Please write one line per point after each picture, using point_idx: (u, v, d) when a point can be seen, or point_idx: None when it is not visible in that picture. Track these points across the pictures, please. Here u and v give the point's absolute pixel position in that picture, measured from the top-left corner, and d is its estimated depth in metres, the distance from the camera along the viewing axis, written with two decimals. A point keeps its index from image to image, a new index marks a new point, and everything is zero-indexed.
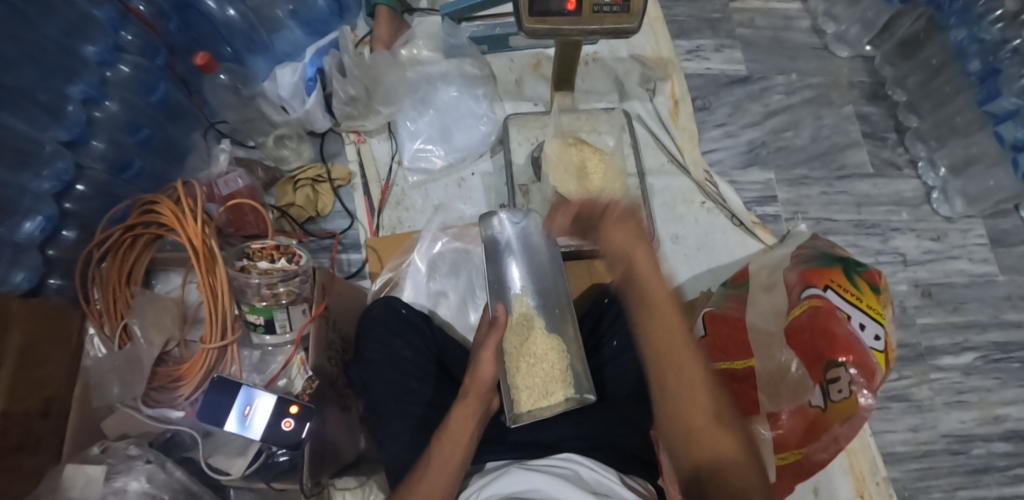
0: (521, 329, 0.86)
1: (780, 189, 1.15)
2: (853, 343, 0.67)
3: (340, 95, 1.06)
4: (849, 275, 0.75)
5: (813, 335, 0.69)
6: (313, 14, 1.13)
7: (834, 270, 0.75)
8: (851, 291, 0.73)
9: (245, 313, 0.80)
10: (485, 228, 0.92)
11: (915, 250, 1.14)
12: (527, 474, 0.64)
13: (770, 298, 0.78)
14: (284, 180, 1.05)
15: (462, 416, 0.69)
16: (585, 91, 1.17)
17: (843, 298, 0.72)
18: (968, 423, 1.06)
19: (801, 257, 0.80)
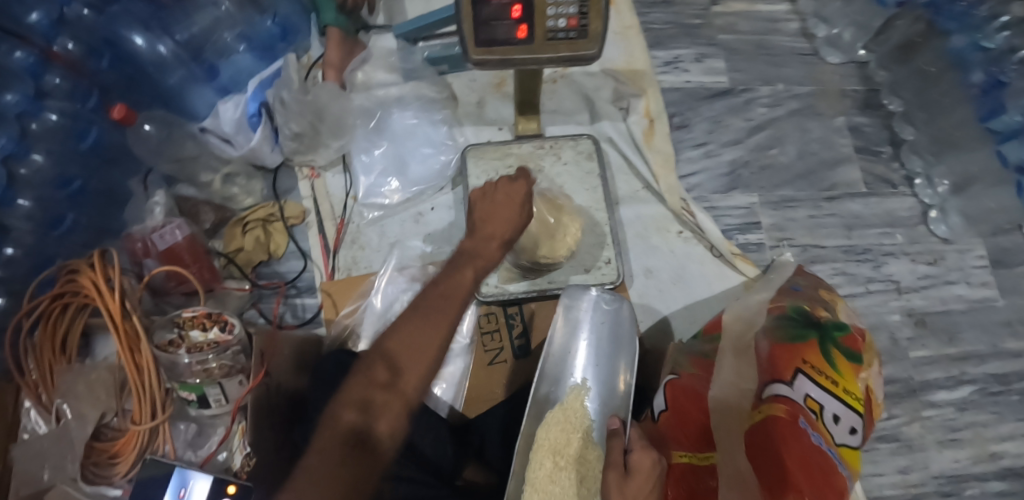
0: (563, 419, 0.82)
1: (764, 214, 1.07)
2: (818, 458, 0.61)
3: (284, 132, 1.00)
4: (825, 351, 0.71)
5: (774, 447, 0.61)
6: (256, 34, 1.06)
7: (809, 348, 0.71)
8: (826, 374, 0.69)
9: (176, 389, 0.77)
10: (566, 296, 0.90)
11: (910, 276, 1.07)
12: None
13: (740, 367, 0.71)
14: (233, 222, 1.00)
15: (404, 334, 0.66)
16: (551, 111, 1.10)
17: (817, 386, 0.68)
18: (962, 462, 1.00)
19: (778, 319, 0.76)
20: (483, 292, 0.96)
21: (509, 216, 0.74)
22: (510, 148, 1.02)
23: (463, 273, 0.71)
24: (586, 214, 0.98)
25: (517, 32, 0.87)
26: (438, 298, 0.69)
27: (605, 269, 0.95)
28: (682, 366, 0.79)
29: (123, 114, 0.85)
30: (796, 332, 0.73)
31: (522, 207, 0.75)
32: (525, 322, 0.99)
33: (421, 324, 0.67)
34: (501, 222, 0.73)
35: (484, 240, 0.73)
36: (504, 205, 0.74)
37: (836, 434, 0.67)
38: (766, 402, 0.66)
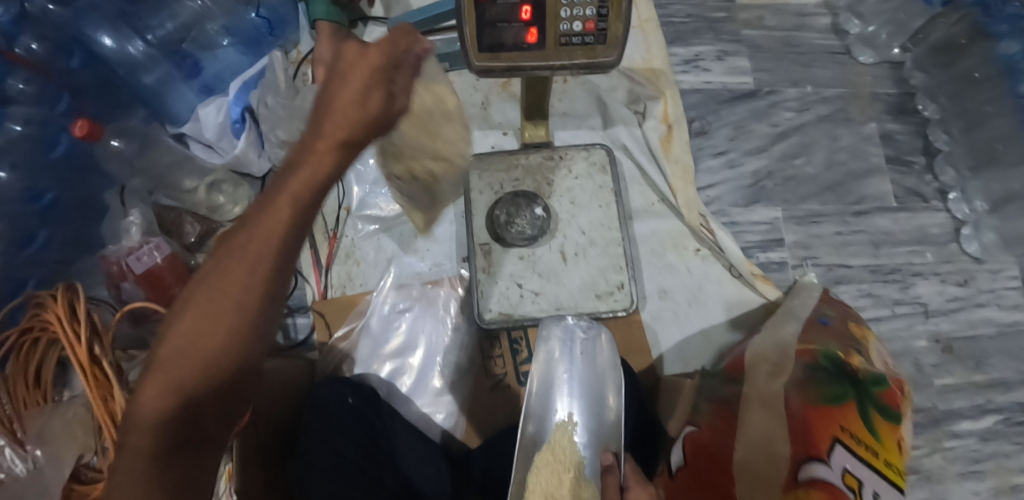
0: (553, 460, 0.75)
1: (787, 230, 1.00)
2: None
3: (269, 139, 0.92)
4: (863, 416, 0.66)
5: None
6: (241, 26, 0.97)
7: (847, 412, 0.65)
8: (865, 443, 0.63)
9: None
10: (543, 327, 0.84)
11: (938, 297, 1.01)
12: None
13: (766, 425, 0.66)
14: (220, 236, 0.93)
15: (239, 267, 0.47)
16: (562, 113, 1.02)
17: (857, 461, 0.61)
18: (983, 494, 0.95)
19: (809, 369, 0.70)
20: (487, 319, 0.86)
21: (361, 89, 0.49)
22: (517, 159, 0.92)
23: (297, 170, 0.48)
24: (598, 233, 0.89)
25: (528, 36, 0.77)
26: (265, 230, 0.47)
27: (618, 294, 0.87)
28: (701, 416, 0.75)
29: (86, 131, 0.80)
30: (832, 390, 0.67)
31: (374, 88, 0.50)
32: (529, 347, 0.93)
33: (245, 267, 0.47)
34: (343, 116, 0.48)
35: (310, 141, 0.49)
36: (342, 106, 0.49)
37: None
38: (804, 483, 0.59)
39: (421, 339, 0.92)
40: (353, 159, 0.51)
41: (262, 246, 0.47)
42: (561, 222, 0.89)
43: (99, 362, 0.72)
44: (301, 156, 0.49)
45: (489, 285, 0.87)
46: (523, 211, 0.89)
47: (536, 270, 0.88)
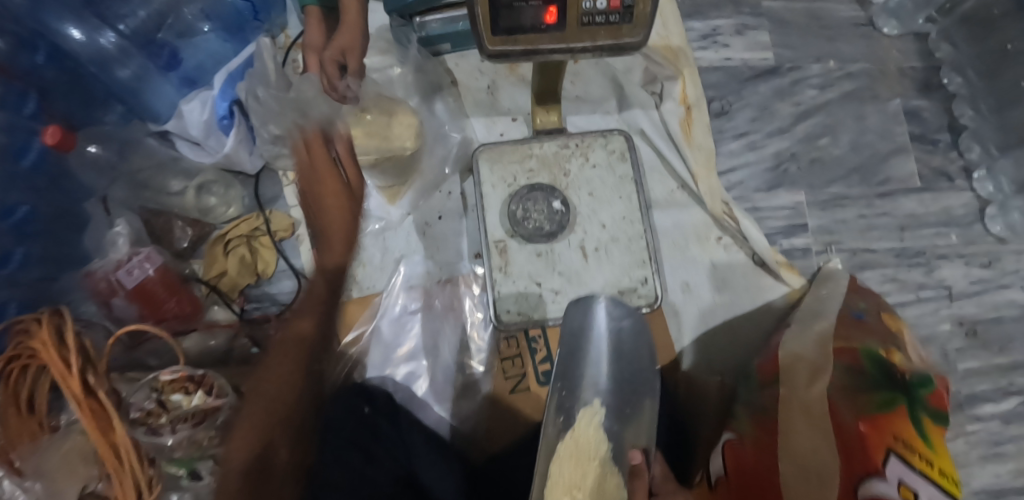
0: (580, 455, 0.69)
1: (811, 216, 0.97)
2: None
3: (262, 135, 0.86)
4: (915, 424, 0.62)
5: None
6: (223, 10, 0.89)
7: (897, 419, 0.62)
8: (922, 454, 0.59)
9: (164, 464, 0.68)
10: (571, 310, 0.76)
11: (962, 281, 0.98)
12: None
13: (812, 438, 0.63)
14: (213, 241, 0.90)
15: (302, 324, 0.75)
16: (575, 97, 0.97)
17: (915, 473, 0.57)
18: (1004, 477, 0.94)
19: (851, 372, 0.67)
20: (505, 320, 0.82)
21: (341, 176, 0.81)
22: (530, 149, 0.87)
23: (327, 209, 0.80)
24: (619, 227, 0.85)
25: (545, 16, 0.64)
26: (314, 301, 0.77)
27: (641, 290, 0.83)
28: (741, 425, 0.73)
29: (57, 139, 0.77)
30: (880, 397, 0.63)
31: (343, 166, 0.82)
32: (549, 346, 0.89)
33: (316, 298, 0.77)
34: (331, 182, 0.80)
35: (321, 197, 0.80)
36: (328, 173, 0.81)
37: None
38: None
39: (436, 341, 0.88)
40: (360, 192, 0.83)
41: (313, 308, 0.76)
42: (580, 216, 0.85)
43: (94, 394, 0.66)
44: (327, 212, 0.80)
45: (506, 285, 0.82)
46: (540, 206, 0.84)
47: (556, 269, 0.83)
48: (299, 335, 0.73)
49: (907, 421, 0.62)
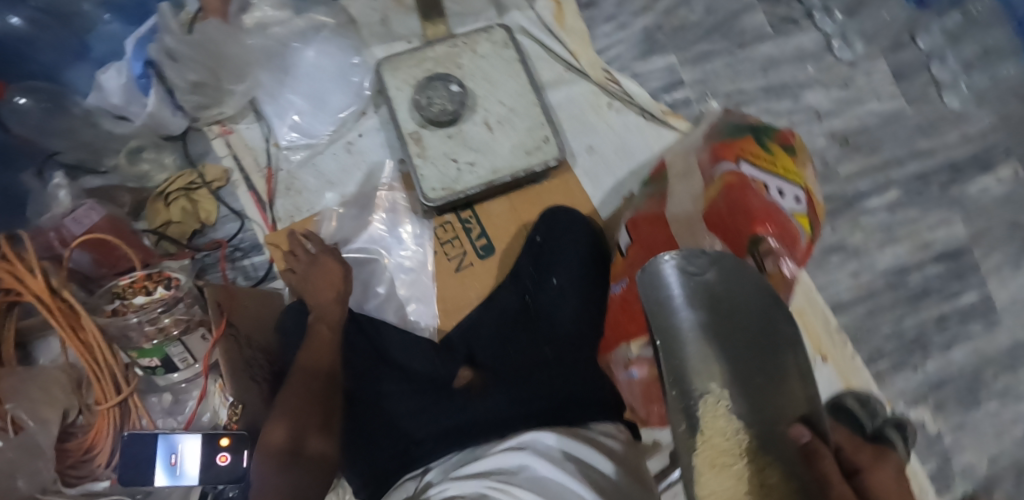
0: None
1: (685, 71, 1.09)
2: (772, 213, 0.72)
3: (181, 85, 0.94)
4: (760, 143, 0.78)
5: (726, 209, 0.73)
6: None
7: (745, 141, 0.78)
8: (765, 158, 0.76)
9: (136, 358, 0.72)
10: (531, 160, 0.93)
11: (826, 101, 1.13)
12: (514, 451, 0.64)
13: (687, 183, 0.79)
14: (153, 198, 0.97)
15: (315, 358, 0.78)
16: (459, 14, 1.07)
17: (761, 169, 0.75)
18: (902, 255, 1.08)
19: (712, 133, 0.83)
20: (432, 197, 0.91)
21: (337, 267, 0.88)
22: (425, 53, 0.96)
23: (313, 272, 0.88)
24: (516, 101, 0.94)
25: None
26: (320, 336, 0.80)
27: (546, 147, 0.93)
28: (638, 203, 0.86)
29: None
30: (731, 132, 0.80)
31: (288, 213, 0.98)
32: (481, 223, 0.97)
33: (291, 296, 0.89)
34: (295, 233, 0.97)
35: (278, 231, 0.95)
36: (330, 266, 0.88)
37: (788, 205, 0.74)
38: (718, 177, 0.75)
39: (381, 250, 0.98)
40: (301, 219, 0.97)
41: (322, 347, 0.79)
42: (479, 98, 0.94)
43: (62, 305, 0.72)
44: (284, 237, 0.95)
45: (427, 167, 0.91)
46: (441, 93, 0.93)
47: (468, 145, 0.92)
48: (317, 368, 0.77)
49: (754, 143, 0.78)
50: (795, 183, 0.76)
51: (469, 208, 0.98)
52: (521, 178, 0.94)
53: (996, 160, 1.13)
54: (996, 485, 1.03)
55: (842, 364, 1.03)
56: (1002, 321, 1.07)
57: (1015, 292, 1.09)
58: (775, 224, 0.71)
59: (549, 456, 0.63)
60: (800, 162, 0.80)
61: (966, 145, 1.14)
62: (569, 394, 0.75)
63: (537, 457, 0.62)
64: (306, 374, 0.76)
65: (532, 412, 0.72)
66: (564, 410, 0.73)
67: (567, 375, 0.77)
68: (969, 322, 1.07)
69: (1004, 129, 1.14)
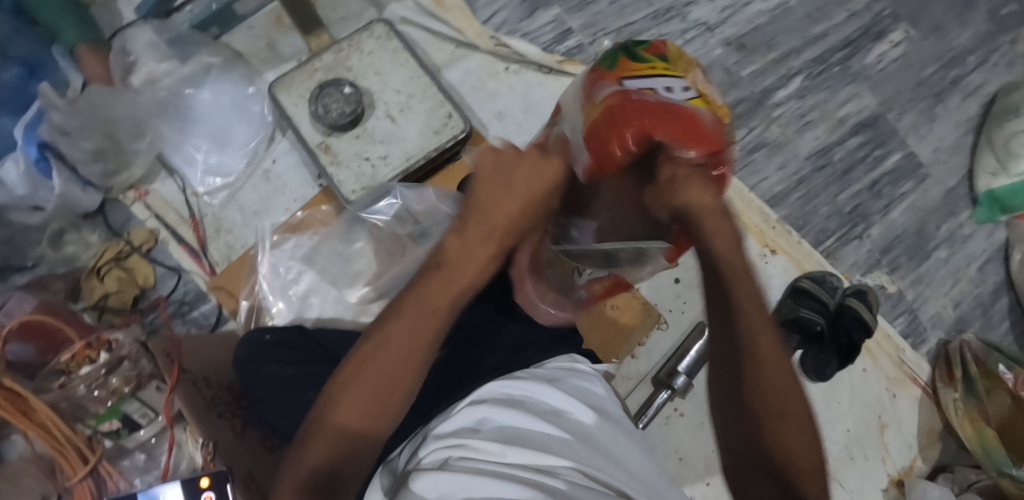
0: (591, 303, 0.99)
1: (572, 19, 1.11)
2: (654, 109, 0.75)
3: (79, 158, 0.92)
4: (633, 58, 0.82)
5: (613, 123, 0.75)
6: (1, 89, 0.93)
7: (621, 63, 0.82)
8: (641, 68, 0.80)
9: (95, 426, 0.76)
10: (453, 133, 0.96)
11: (713, 13, 1.15)
12: (475, 407, 0.65)
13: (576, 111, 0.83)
14: (87, 275, 0.95)
15: (352, 412, 0.58)
16: (341, 20, 1.09)
17: (643, 82, 0.79)
18: (822, 137, 1.11)
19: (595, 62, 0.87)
20: (353, 199, 0.94)
21: (530, 197, 0.65)
22: (313, 64, 0.97)
23: (497, 197, 0.64)
24: (411, 87, 0.98)
25: None
26: (423, 319, 0.61)
27: (451, 122, 0.97)
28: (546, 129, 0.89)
29: None
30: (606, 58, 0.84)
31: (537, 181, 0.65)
32: None
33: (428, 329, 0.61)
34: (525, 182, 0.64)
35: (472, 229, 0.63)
36: (489, 189, 0.64)
37: (677, 95, 0.77)
38: (601, 99, 0.78)
39: (325, 268, 0.98)
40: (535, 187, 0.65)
41: (378, 382, 0.59)
42: (374, 93, 0.97)
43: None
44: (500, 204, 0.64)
45: (342, 173, 0.94)
46: (337, 98, 0.95)
47: (376, 140, 0.96)
48: (352, 425, 0.58)
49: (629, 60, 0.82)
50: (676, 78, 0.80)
51: None
52: (436, 157, 0.97)
53: (886, 27, 1.17)
54: (965, 325, 1.07)
55: (793, 253, 1.06)
56: (931, 173, 1.12)
57: (935, 144, 1.13)
58: (670, 121, 0.74)
59: (510, 404, 0.65)
60: (681, 64, 0.84)
61: (855, 20, 1.17)
62: (522, 340, 0.78)
63: (498, 408, 0.64)
64: (335, 434, 0.57)
65: (494, 365, 0.75)
66: (517, 355, 0.75)
67: (514, 328, 0.80)
68: (900, 182, 1.11)
69: None
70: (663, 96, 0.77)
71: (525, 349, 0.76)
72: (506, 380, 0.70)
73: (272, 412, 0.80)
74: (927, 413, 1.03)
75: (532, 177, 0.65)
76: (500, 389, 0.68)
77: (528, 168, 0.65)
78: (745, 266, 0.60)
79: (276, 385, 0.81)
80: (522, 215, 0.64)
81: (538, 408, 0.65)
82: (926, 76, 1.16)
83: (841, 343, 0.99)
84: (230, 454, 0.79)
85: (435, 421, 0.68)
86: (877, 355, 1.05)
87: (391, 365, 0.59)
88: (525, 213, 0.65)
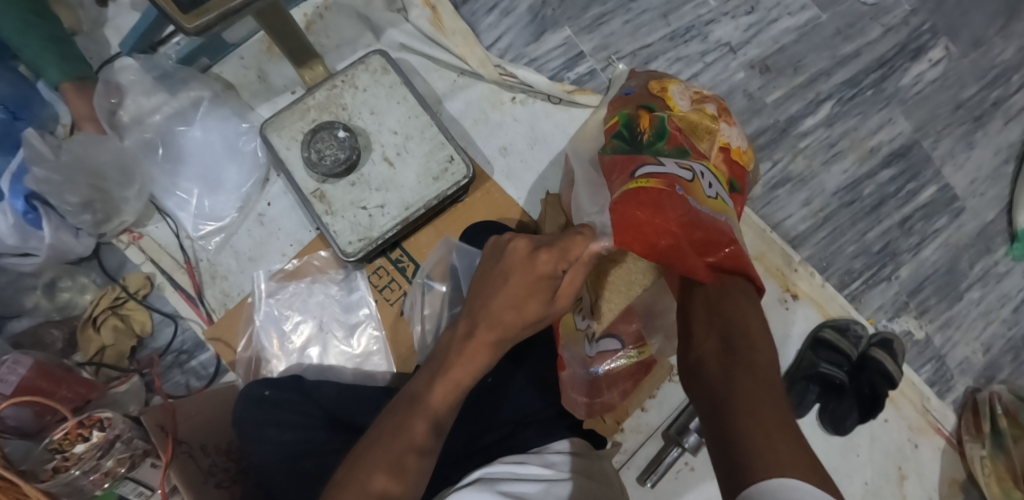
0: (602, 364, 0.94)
1: (582, 41, 1.04)
2: (702, 221, 0.69)
3: (67, 210, 0.89)
4: (667, 133, 0.79)
5: (655, 215, 0.68)
6: None
7: (655, 134, 0.78)
8: (674, 147, 0.77)
9: None
10: (455, 177, 0.91)
11: (736, 32, 1.06)
12: (465, 493, 0.63)
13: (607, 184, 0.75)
14: (83, 325, 0.93)
15: (417, 425, 0.62)
16: (336, 48, 1.03)
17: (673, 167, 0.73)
18: (851, 169, 1.04)
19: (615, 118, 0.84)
20: (351, 251, 0.89)
21: (524, 298, 0.63)
22: (305, 103, 0.92)
23: (497, 295, 0.63)
24: (409, 127, 0.92)
25: None
26: (470, 360, 0.64)
27: (452, 167, 0.91)
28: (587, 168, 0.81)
29: None
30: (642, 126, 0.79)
31: (537, 292, 0.63)
32: (413, 259, 0.96)
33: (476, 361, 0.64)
34: (519, 286, 0.63)
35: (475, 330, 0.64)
36: (509, 297, 0.63)
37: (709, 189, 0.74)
38: (645, 178, 0.71)
39: (325, 318, 0.95)
40: (541, 295, 0.63)
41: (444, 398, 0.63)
42: (371, 135, 0.92)
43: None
44: (495, 308, 0.63)
45: (338, 223, 0.89)
46: (331, 143, 0.90)
47: (372, 188, 0.91)
48: (416, 437, 0.61)
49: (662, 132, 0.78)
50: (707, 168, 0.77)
51: (397, 247, 0.96)
52: (438, 203, 0.92)
53: (924, 44, 1.08)
54: (995, 372, 1.02)
55: (816, 297, 1.00)
56: (966, 207, 1.04)
57: (972, 174, 1.05)
58: (707, 233, 0.68)
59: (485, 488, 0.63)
60: (705, 144, 0.82)
61: (890, 36, 1.08)
62: (519, 418, 0.76)
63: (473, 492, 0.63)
64: (400, 441, 0.61)
65: (490, 443, 0.74)
66: (517, 434, 0.75)
67: (514, 400, 0.78)
68: (932, 217, 1.04)
69: (923, 8, 1.09)
70: (700, 187, 0.73)
71: (524, 428, 0.76)
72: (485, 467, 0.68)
73: (269, 479, 0.77)
74: (949, 463, 0.99)
75: (541, 273, 0.63)
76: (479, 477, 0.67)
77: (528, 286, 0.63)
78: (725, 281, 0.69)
79: (275, 450, 0.79)
80: (523, 310, 0.63)
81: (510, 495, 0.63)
82: (966, 98, 1.07)
83: (863, 393, 0.95)
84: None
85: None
86: (900, 404, 1.00)
87: (448, 391, 0.63)
88: (521, 319, 0.63)
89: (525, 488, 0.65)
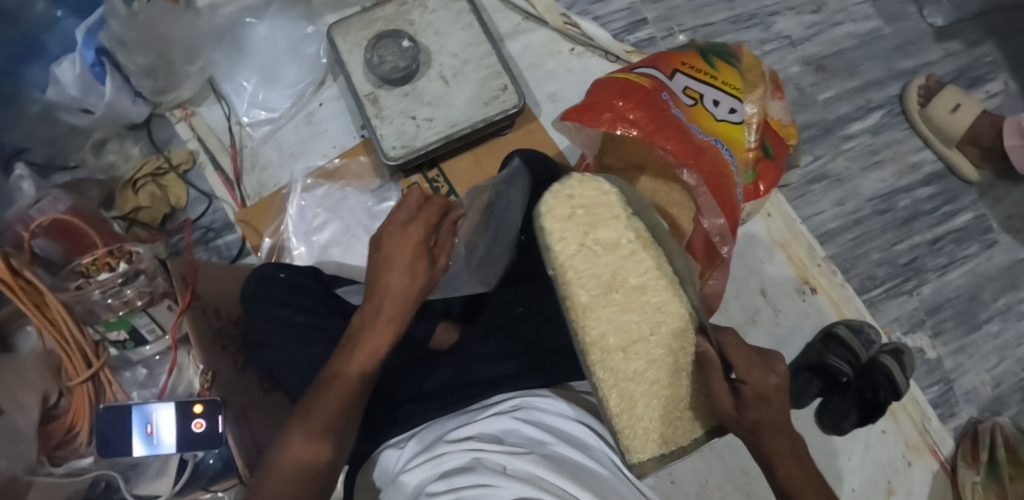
0: None
1: (647, 9, 1.06)
2: (671, 122, 0.70)
3: (133, 69, 0.92)
4: (702, 56, 0.80)
5: (628, 101, 0.71)
6: None
7: (688, 54, 0.80)
8: (704, 71, 0.78)
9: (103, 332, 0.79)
10: (509, 104, 0.93)
11: (798, 28, 1.09)
12: (500, 416, 0.67)
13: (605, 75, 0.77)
14: (122, 186, 0.96)
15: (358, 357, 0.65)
16: None
17: (682, 81, 0.76)
18: (889, 180, 1.04)
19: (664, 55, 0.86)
20: (393, 155, 0.91)
21: (409, 265, 0.68)
22: (375, 13, 0.95)
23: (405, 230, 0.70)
24: (469, 51, 0.95)
25: None
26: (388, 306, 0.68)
27: (504, 96, 0.93)
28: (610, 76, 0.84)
29: None
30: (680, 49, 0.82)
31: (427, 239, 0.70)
32: (448, 182, 0.98)
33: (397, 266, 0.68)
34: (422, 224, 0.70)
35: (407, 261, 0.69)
36: (399, 248, 0.68)
37: (717, 114, 0.75)
38: (637, 73, 0.75)
39: (348, 224, 0.95)
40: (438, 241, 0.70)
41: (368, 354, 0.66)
42: (431, 52, 0.95)
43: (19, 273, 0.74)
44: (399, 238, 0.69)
45: (385, 127, 0.92)
46: (392, 51, 0.93)
47: (423, 100, 0.93)
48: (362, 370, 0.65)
49: (696, 55, 0.80)
50: (732, 97, 0.77)
51: (435, 167, 0.99)
52: (482, 130, 0.94)
53: (983, 75, 1.09)
54: (1002, 408, 0.99)
55: (833, 294, 1.00)
56: (999, 240, 1.04)
57: (1011, 209, 1.05)
58: (678, 137, 0.70)
59: (524, 419, 0.67)
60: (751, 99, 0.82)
61: (950, 61, 1.09)
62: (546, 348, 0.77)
63: (514, 421, 0.66)
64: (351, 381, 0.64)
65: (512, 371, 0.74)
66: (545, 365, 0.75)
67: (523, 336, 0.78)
68: (964, 244, 1.03)
69: (988, 41, 1.10)
70: (704, 113, 0.75)
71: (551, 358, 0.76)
72: (529, 396, 0.70)
73: (275, 358, 0.78)
74: (940, 488, 0.96)
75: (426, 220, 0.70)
76: (521, 404, 0.69)
77: (403, 251, 0.68)
78: (778, 406, 0.60)
79: (285, 330, 0.80)
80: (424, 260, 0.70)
81: (552, 432, 0.66)
82: None
83: (864, 397, 0.93)
84: (227, 386, 0.81)
85: (448, 423, 0.70)
86: (900, 417, 0.98)
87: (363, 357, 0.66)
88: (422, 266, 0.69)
89: (567, 427, 0.67)
